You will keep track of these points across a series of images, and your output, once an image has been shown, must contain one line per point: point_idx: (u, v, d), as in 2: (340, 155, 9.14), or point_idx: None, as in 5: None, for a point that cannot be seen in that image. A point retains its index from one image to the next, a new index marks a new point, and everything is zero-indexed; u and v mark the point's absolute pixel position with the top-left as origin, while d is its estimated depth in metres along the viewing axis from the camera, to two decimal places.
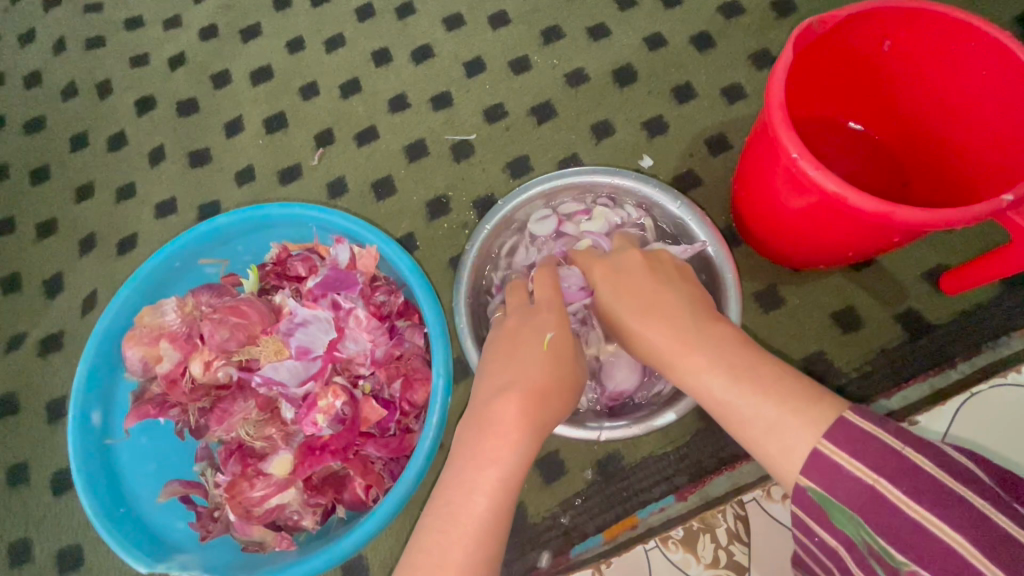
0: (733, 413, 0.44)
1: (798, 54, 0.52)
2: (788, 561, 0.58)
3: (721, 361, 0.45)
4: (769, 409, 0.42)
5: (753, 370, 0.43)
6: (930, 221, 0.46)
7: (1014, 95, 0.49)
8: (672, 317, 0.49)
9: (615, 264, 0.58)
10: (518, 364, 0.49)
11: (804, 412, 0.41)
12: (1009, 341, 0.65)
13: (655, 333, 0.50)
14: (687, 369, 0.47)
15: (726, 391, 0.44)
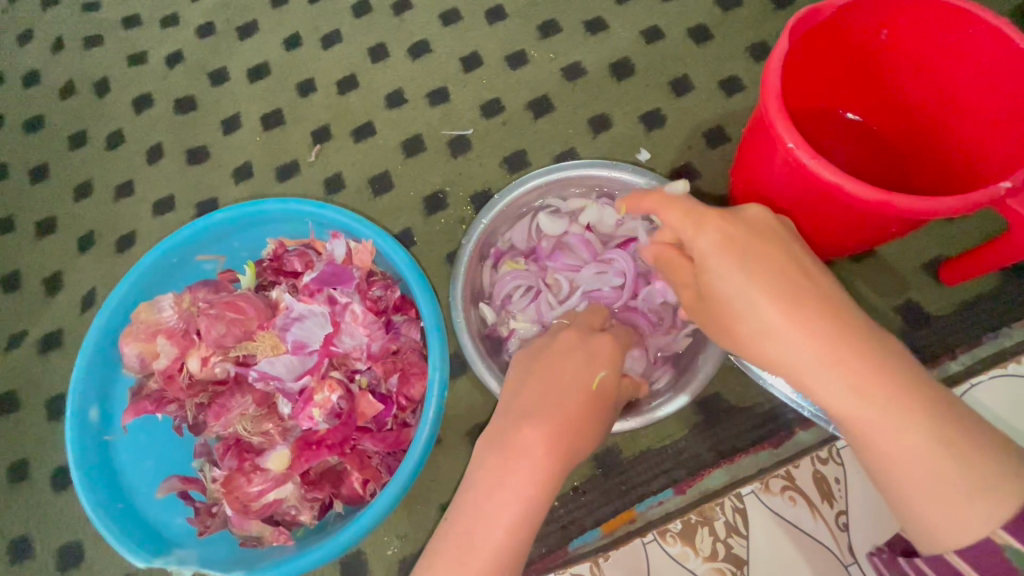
0: (911, 472, 0.37)
1: (795, 44, 0.52)
2: (789, 554, 0.58)
3: (919, 422, 0.37)
4: (970, 489, 0.36)
5: (961, 441, 0.37)
6: (928, 209, 0.45)
7: (1013, 83, 0.48)
8: (842, 345, 0.38)
9: (747, 244, 0.42)
10: (557, 392, 0.45)
11: (1011, 489, 0.36)
12: (1010, 332, 0.65)
13: (833, 378, 0.38)
14: (864, 425, 0.38)
15: (918, 457, 0.37)
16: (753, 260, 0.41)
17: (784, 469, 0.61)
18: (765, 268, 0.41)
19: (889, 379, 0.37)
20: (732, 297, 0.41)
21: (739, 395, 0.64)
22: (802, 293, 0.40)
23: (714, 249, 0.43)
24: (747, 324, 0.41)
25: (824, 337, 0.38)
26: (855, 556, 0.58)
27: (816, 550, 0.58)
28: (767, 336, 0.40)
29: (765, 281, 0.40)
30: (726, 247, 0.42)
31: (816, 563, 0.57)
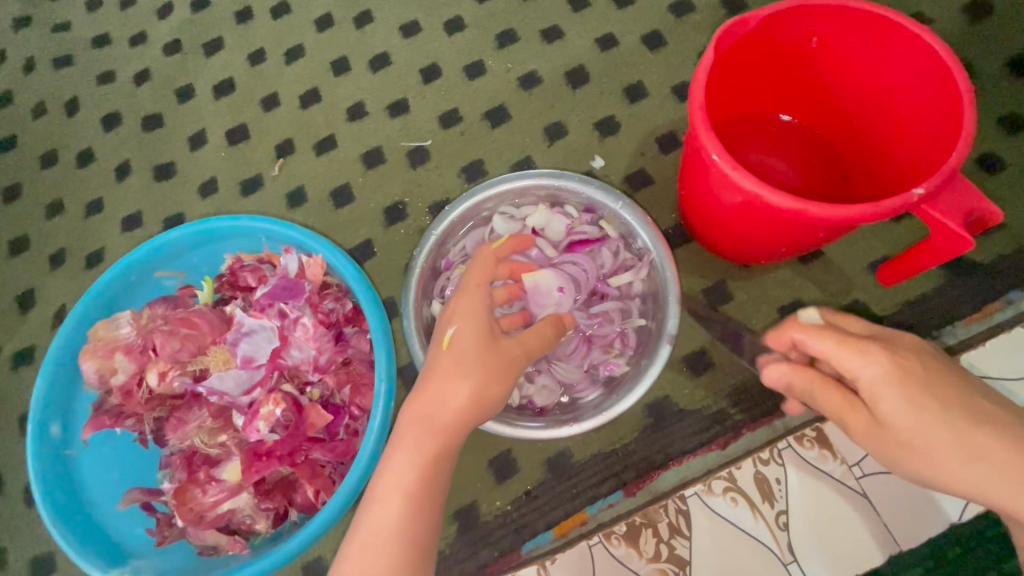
0: None
1: (723, 55, 0.53)
2: (728, 554, 0.60)
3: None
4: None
5: None
6: (843, 217, 0.46)
7: (934, 89, 0.49)
8: (989, 434, 0.41)
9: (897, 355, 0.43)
10: (439, 386, 0.49)
11: None
12: (953, 331, 0.66)
13: (1023, 488, 0.39)
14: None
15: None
16: (937, 388, 0.42)
17: (727, 470, 0.63)
18: (923, 391, 0.41)
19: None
20: (911, 430, 0.41)
21: (687, 398, 0.66)
22: (948, 408, 0.41)
23: (889, 390, 0.41)
24: (944, 449, 0.41)
25: (1008, 443, 0.40)
26: (794, 554, 0.60)
27: (756, 549, 0.60)
28: (967, 452, 0.41)
29: (906, 387, 0.41)
30: (903, 391, 0.41)
31: (753, 561, 0.60)
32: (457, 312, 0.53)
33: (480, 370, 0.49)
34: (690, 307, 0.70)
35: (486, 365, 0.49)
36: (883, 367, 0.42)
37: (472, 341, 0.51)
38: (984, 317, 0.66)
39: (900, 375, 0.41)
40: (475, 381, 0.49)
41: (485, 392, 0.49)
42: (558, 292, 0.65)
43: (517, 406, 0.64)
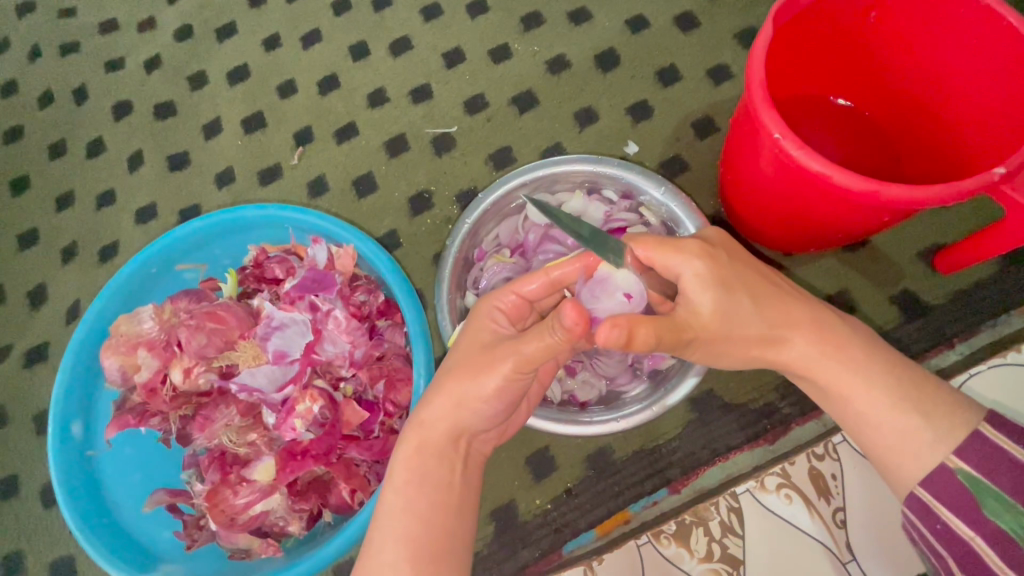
0: (861, 413, 0.46)
1: (779, 30, 0.50)
2: (782, 552, 0.58)
3: (865, 378, 0.46)
4: (934, 430, 0.44)
5: (862, 376, 0.46)
6: (915, 199, 0.44)
7: (1007, 63, 0.47)
8: (774, 308, 0.47)
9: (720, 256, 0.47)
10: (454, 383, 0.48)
11: (910, 421, 0.45)
12: (1009, 320, 0.63)
13: (801, 343, 0.47)
14: (832, 377, 0.47)
15: (884, 408, 0.45)
16: (741, 271, 0.47)
17: (779, 466, 0.60)
18: (728, 278, 0.46)
19: (845, 341, 0.47)
20: (723, 313, 0.46)
21: (732, 391, 0.63)
22: (756, 286, 0.47)
23: (696, 281, 0.46)
24: (740, 326, 0.46)
25: (787, 310, 0.47)
26: (852, 553, 0.58)
27: (811, 547, 0.58)
28: (746, 328, 0.47)
29: (723, 282, 0.46)
30: (712, 280, 0.46)
31: (808, 560, 0.58)
32: (476, 319, 0.51)
33: (480, 371, 0.47)
34: None
35: (478, 367, 0.47)
36: (696, 262, 0.46)
37: (466, 346, 0.50)
38: None
39: (716, 273, 0.46)
40: (464, 381, 0.47)
41: (484, 390, 0.47)
42: (621, 297, 0.50)
43: (558, 402, 0.62)
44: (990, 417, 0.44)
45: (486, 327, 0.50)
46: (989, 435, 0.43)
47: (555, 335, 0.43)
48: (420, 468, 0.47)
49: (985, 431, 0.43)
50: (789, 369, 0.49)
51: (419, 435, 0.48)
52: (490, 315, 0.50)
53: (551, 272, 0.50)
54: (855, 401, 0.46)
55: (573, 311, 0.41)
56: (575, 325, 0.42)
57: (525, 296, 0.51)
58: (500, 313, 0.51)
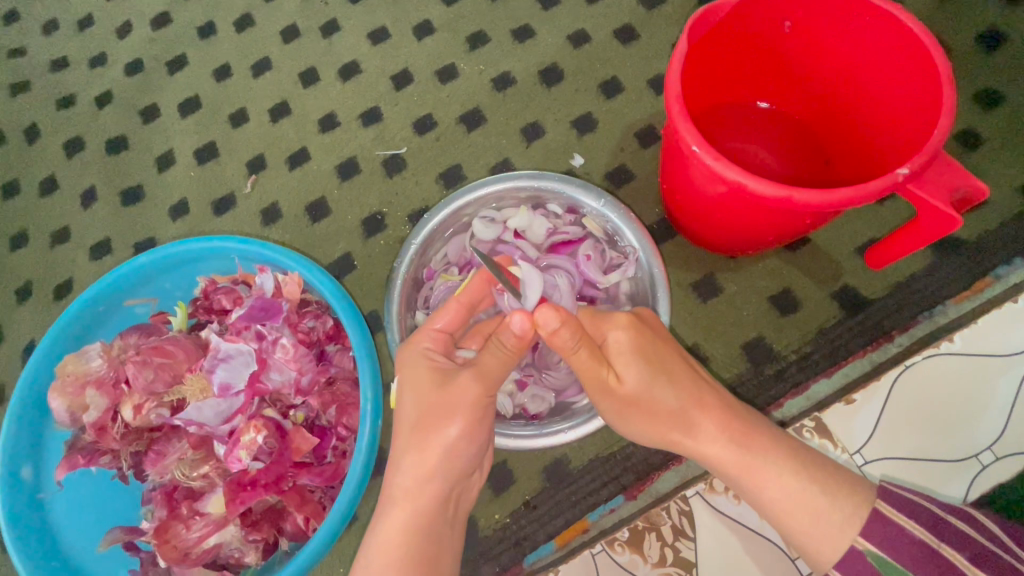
0: (773, 498, 0.49)
1: (695, 46, 0.51)
2: (731, 552, 0.60)
3: (772, 464, 0.49)
4: (839, 510, 0.46)
5: (771, 461, 0.49)
6: (828, 203, 0.45)
7: (911, 65, 0.48)
8: (691, 390, 0.52)
9: (652, 339, 0.53)
10: (430, 435, 0.50)
11: (821, 505, 0.47)
12: (944, 310, 0.65)
13: (711, 429, 0.51)
14: (741, 463, 0.50)
15: (795, 493, 0.48)
16: (662, 350, 0.53)
17: None
18: (646, 355, 0.52)
19: (752, 429, 0.51)
20: (640, 390, 0.51)
21: None
22: (676, 371, 0.52)
23: (620, 349, 0.52)
24: (658, 407, 0.52)
25: (698, 399, 0.52)
26: None
27: (759, 545, 0.60)
28: (665, 409, 0.52)
29: (648, 361, 0.52)
30: (634, 356, 0.52)
31: (756, 557, 0.60)
32: (405, 364, 0.54)
33: (442, 416, 0.50)
34: (679, 302, 0.69)
35: (443, 411, 0.51)
36: (621, 332, 0.52)
37: (420, 404, 0.52)
38: (974, 294, 0.66)
39: (645, 353, 0.52)
40: (436, 429, 0.50)
41: (448, 440, 0.50)
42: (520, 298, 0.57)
43: (510, 416, 0.62)
44: (885, 494, 0.46)
45: (425, 366, 0.53)
46: (886, 512, 0.45)
47: (506, 349, 0.51)
48: (398, 537, 0.48)
49: (882, 508, 0.46)
50: (703, 457, 0.52)
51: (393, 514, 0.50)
52: (425, 356, 0.54)
53: (460, 299, 0.56)
54: (766, 487, 0.49)
55: (520, 319, 0.49)
56: (523, 332, 0.49)
57: (443, 330, 0.56)
58: (432, 351, 0.55)
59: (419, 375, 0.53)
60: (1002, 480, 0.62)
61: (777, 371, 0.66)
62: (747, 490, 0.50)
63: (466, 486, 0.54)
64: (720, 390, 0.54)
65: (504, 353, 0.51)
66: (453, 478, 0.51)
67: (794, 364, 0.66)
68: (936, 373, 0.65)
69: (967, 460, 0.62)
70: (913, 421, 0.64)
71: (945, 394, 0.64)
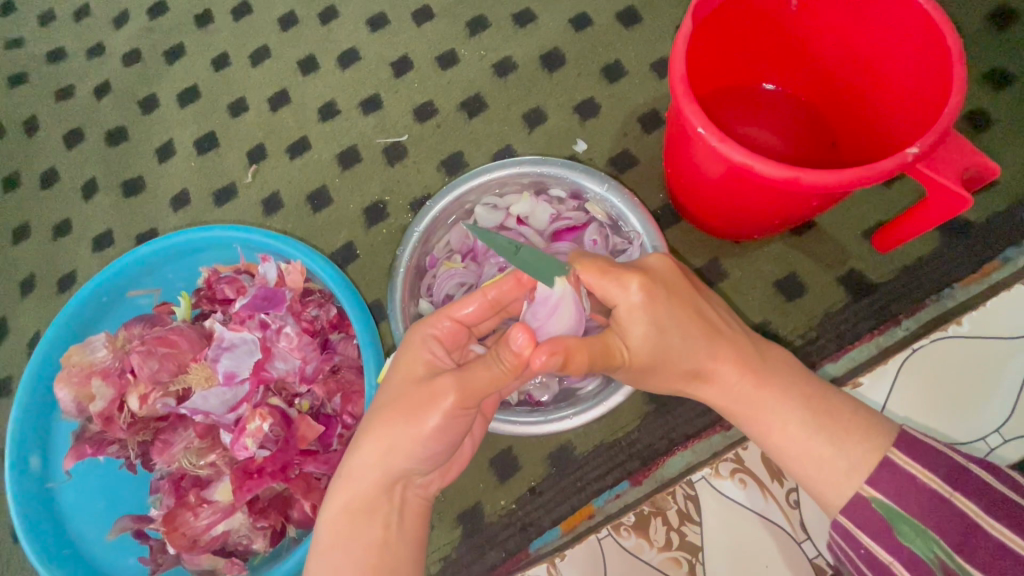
0: (782, 444, 0.49)
1: (700, 27, 0.50)
2: (737, 535, 0.60)
3: (780, 414, 0.49)
4: (847, 458, 0.46)
5: (783, 411, 0.49)
6: (836, 182, 0.44)
7: (920, 44, 0.47)
8: (707, 342, 0.50)
9: (664, 307, 0.48)
10: (399, 429, 0.47)
11: (828, 453, 0.47)
12: (951, 293, 0.65)
13: (724, 378, 0.50)
14: (750, 412, 0.50)
15: (803, 442, 0.48)
16: (674, 310, 0.49)
17: (733, 452, 0.62)
18: (659, 313, 0.48)
19: (765, 377, 0.50)
20: (650, 349, 0.49)
21: None
22: (693, 322, 0.49)
23: (631, 315, 0.48)
24: (668, 361, 0.49)
25: (711, 350, 0.50)
26: (807, 532, 0.60)
27: (764, 528, 0.60)
28: (677, 359, 0.49)
29: (663, 322, 0.48)
30: (646, 321, 0.48)
31: (762, 540, 0.60)
32: (409, 348, 0.51)
33: (414, 414, 0.47)
34: None
35: (410, 409, 0.47)
36: (636, 295, 0.48)
37: (399, 387, 0.49)
38: (982, 277, 0.65)
39: (656, 315, 0.48)
40: (402, 427, 0.47)
41: (423, 432, 0.47)
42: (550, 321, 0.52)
43: (516, 403, 0.62)
44: (897, 442, 0.46)
45: (424, 356, 0.50)
46: (899, 460, 0.45)
47: (501, 365, 0.46)
48: (351, 532, 0.48)
49: (894, 456, 0.46)
50: (715, 400, 0.52)
51: (348, 493, 0.49)
52: (427, 343, 0.50)
53: (489, 293, 0.50)
54: (774, 435, 0.49)
55: (524, 336, 0.44)
56: (522, 351, 0.44)
57: (463, 320, 0.51)
58: (436, 341, 0.51)
59: (414, 362, 0.50)
60: (1007, 462, 0.62)
61: None
62: (758, 432, 0.50)
63: (435, 479, 0.53)
64: (737, 332, 0.51)
65: (500, 370, 0.46)
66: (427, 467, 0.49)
67: (800, 348, 0.65)
68: (944, 356, 0.64)
69: (973, 444, 0.62)
70: (918, 404, 0.63)
71: (952, 377, 0.64)
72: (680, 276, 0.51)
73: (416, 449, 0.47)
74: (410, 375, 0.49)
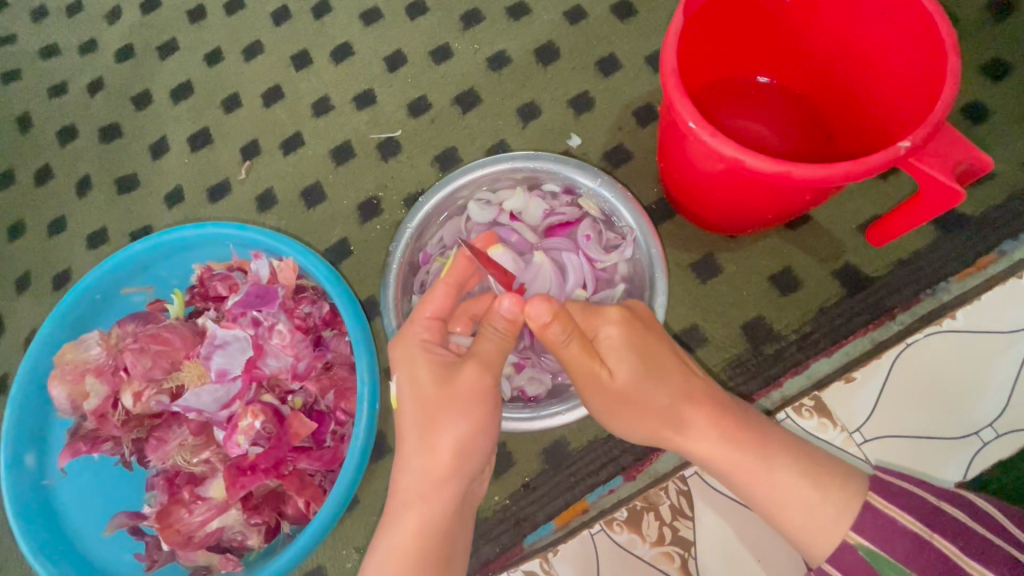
0: (765, 495, 0.49)
1: (691, 20, 0.50)
2: (730, 530, 0.60)
3: (763, 462, 0.50)
4: (831, 504, 0.47)
5: (764, 458, 0.50)
6: (827, 177, 0.43)
7: (913, 35, 0.47)
8: (686, 390, 0.52)
9: (642, 341, 0.52)
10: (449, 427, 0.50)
11: (814, 498, 0.48)
12: (947, 287, 0.65)
13: (704, 427, 0.51)
14: (733, 461, 0.50)
15: (787, 490, 0.48)
16: (654, 355, 0.53)
17: None
18: (633, 347, 0.52)
19: (743, 425, 0.51)
20: (631, 390, 0.52)
21: None
22: (670, 371, 0.53)
23: (614, 350, 0.52)
24: (649, 404, 0.52)
25: (690, 399, 0.52)
26: None
27: (757, 522, 0.60)
28: (655, 405, 0.52)
29: (645, 368, 0.52)
30: (631, 361, 0.52)
31: (755, 534, 0.60)
32: (404, 347, 0.53)
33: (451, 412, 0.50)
34: (679, 283, 0.68)
35: (449, 406, 0.50)
36: (614, 328, 0.52)
37: (422, 398, 0.51)
38: (978, 270, 0.65)
39: (640, 357, 0.52)
40: (445, 423, 0.50)
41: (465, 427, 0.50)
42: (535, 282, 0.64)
43: (509, 399, 0.62)
44: (874, 486, 0.48)
45: (421, 355, 0.52)
46: (878, 505, 0.46)
47: (499, 333, 0.51)
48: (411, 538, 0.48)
49: (873, 500, 0.47)
50: (695, 453, 0.52)
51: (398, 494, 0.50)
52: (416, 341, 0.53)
53: (450, 280, 0.55)
54: (758, 484, 0.49)
55: (509, 301, 0.49)
56: (512, 314, 0.50)
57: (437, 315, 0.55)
58: (422, 339, 0.53)
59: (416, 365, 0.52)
60: (1003, 456, 0.61)
61: (777, 351, 0.65)
62: (742, 488, 0.51)
63: (476, 486, 0.54)
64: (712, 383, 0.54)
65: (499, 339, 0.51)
66: (466, 475, 0.51)
67: (794, 343, 0.65)
68: (939, 350, 0.64)
69: (968, 438, 0.62)
70: (912, 400, 0.63)
71: (947, 372, 0.64)
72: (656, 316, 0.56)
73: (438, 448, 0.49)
74: (421, 385, 0.51)
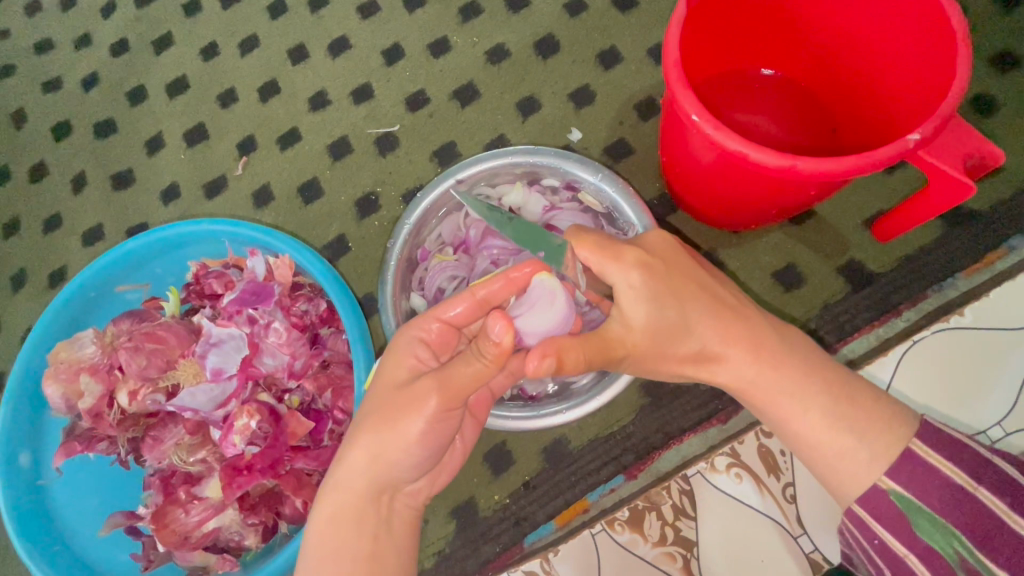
0: (798, 431, 0.47)
1: (693, 12, 0.49)
2: (732, 530, 0.59)
3: (800, 400, 0.46)
4: (868, 449, 0.44)
5: (802, 397, 0.46)
6: (832, 170, 0.42)
7: (922, 26, 0.46)
8: (722, 321, 0.48)
9: (667, 280, 0.48)
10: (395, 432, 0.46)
11: (850, 442, 0.45)
12: (954, 283, 0.64)
13: (739, 362, 0.48)
14: (767, 395, 0.47)
15: (821, 429, 0.46)
16: (679, 288, 0.48)
17: (728, 445, 0.61)
18: (663, 282, 0.48)
19: (783, 359, 0.48)
20: (655, 330, 0.48)
21: None
22: (703, 303, 0.48)
23: (632, 293, 0.47)
24: (676, 342, 0.48)
25: (726, 331, 0.48)
26: (803, 526, 0.59)
27: (760, 522, 0.59)
28: (684, 339, 0.48)
29: (672, 302, 0.47)
30: (651, 300, 0.47)
31: (758, 534, 0.59)
32: (397, 352, 0.50)
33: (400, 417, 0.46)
34: None
35: (397, 412, 0.46)
36: (636, 273, 0.48)
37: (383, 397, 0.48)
38: (985, 267, 0.64)
39: (665, 294, 0.48)
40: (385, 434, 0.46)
41: (411, 435, 0.46)
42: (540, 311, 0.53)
43: (509, 397, 0.62)
44: (920, 431, 0.44)
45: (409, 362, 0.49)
46: (919, 450, 0.43)
47: (484, 359, 0.45)
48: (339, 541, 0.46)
49: (916, 447, 0.44)
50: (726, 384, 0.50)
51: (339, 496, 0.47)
52: (411, 346, 0.49)
53: (477, 292, 0.50)
54: (791, 420, 0.47)
55: (502, 325, 0.44)
56: (503, 340, 0.44)
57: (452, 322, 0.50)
58: (423, 344, 0.50)
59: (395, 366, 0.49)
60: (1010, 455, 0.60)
61: None
62: (770, 422, 0.49)
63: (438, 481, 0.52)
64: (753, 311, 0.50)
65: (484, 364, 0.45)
66: (423, 464, 0.49)
67: None
68: (945, 347, 0.63)
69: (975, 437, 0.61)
70: (918, 398, 0.62)
71: (953, 370, 0.62)
72: (682, 250, 0.51)
73: (415, 447, 0.47)
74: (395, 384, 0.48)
